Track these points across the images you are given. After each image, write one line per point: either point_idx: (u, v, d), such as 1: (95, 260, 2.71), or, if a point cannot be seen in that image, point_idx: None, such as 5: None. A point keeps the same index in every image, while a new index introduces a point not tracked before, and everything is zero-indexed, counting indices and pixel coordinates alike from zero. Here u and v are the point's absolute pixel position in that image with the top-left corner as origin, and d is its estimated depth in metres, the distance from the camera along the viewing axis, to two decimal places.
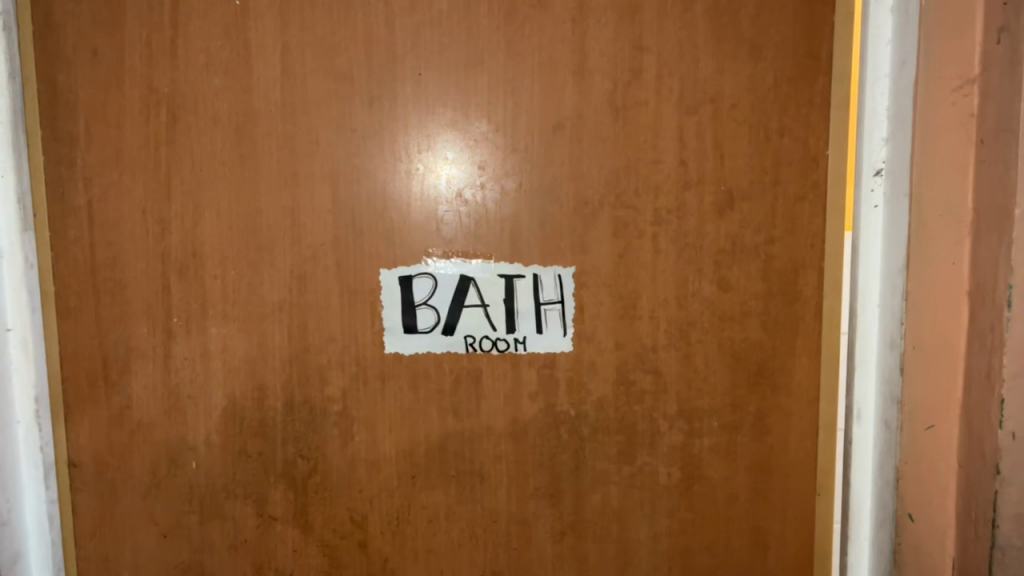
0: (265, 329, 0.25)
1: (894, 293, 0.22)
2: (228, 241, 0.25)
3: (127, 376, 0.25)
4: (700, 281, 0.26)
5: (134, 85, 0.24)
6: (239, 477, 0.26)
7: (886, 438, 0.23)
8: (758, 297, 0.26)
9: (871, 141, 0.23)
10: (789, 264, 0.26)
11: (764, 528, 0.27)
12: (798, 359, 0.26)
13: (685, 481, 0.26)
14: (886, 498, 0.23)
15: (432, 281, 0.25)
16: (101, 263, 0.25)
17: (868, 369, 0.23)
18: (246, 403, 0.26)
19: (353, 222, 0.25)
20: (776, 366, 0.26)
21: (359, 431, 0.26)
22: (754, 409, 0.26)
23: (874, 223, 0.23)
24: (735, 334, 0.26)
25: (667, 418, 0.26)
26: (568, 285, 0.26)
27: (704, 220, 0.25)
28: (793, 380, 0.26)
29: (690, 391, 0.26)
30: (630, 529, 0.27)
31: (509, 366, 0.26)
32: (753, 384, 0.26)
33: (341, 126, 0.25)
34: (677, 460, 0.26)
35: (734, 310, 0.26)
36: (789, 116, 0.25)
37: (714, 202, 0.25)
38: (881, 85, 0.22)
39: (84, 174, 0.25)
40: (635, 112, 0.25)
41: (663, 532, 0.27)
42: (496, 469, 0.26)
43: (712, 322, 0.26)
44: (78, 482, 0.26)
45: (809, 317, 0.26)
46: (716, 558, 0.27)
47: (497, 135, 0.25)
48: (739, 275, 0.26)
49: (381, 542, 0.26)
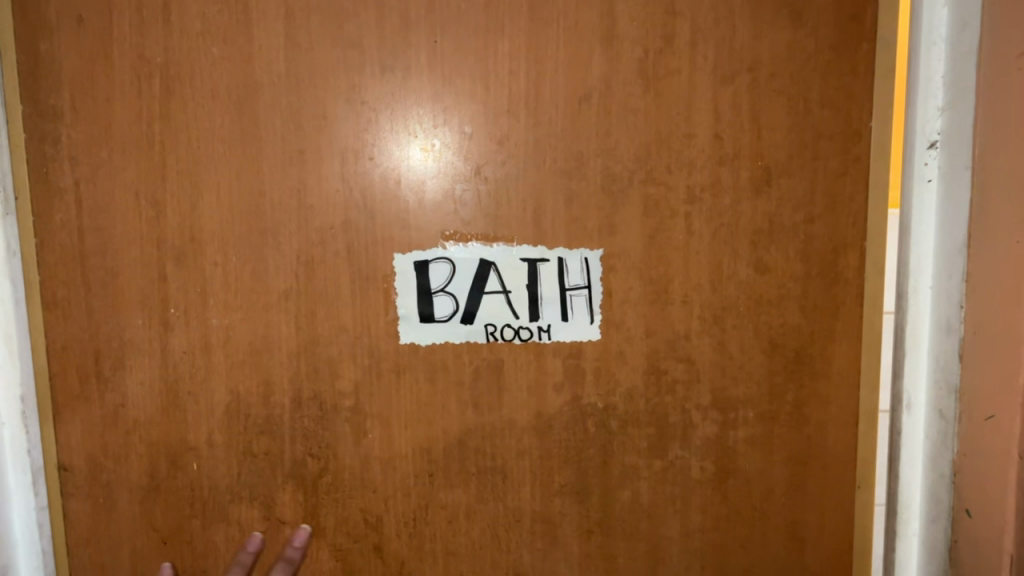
0: (270, 319, 0.23)
1: (953, 276, 0.19)
2: (229, 224, 0.23)
3: (121, 372, 0.23)
4: (736, 263, 0.24)
5: (123, 55, 0.22)
6: (244, 479, 0.24)
7: (941, 444, 0.20)
8: (798, 279, 0.24)
9: (925, 106, 0.20)
10: (829, 244, 0.24)
11: (802, 522, 0.25)
12: (838, 344, 0.25)
13: (719, 474, 0.25)
14: (938, 508, 0.20)
15: (450, 267, 0.24)
16: (91, 250, 0.23)
17: (919, 365, 0.21)
18: (251, 399, 0.24)
19: (364, 204, 0.23)
20: (815, 351, 0.25)
21: (372, 428, 0.24)
22: (792, 398, 0.25)
23: (928, 200, 0.20)
24: (772, 319, 0.24)
25: (700, 408, 0.25)
26: (596, 269, 0.24)
27: (740, 197, 0.24)
28: (834, 367, 0.25)
29: (725, 379, 0.25)
30: (662, 526, 0.25)
31: (533, 355, 0.24)
32: (791, 371, 0.25)
33: (349, 98, 0.23)
34: (711, 452, 0.25)
35: (772, 293, 0.24)
36: (831, 85, 0.23)
37: (751, 177, 0.24)
38: (936, 44, 0.19)
39: (69, 153, 0.22)
40: (667, 81, 0.23)
41: (696, 528, 0.25)
42: (519, 466, 0.25)
43: (748, 306, 0.24)
44: (69, 487, 0.24)
45: (851, 299, 0.24)
46: (753, 556, 0.25)
47: (519, 108, 0.23)
48: (777, 256, 0.24)
49: (398, 544, 0.25)
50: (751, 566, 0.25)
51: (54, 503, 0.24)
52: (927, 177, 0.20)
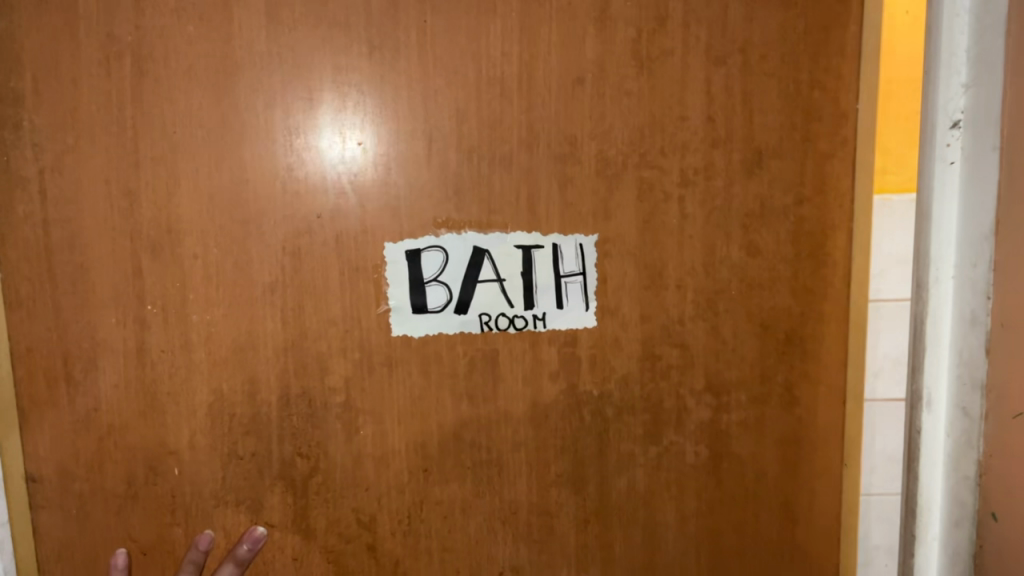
0: (254, 313, 0.22)
1: (978, 264, 0.18)
2: (208, 216, 0.22)
3: (92, 375, 0.22)
4: (728, 246, 0.24)
5: (91, 34, 0.21)
6: (229, 484, 0.23)
7: (964, 445, 0.19)
8: (787, 262, 0.24)
9: (947, 82, 0.18)
10: (818, 228, 0.24)
11: (793, 504, 0.25)
12: (826, 325, 0.24)
13: (712, 458, 0.25)
14: (960, 511, 0.19)
15: (442, 255, 0.23)
16: (57, 243, 0.21)
17: (940, 362, 0.19)
18: (236, 400, 0.22)
19: (352, 191, 0.22)
20: (805, 333, 0.25)
21: (365, 425, 0.23)
22: (783, 378, 0.25)
23: (950, 185, 0.19)
24: (763, 301, 0.24)
25: (694, 393, 0.25)
26: (590, 255, 0.23)
27: (733, 179, 0.24)
28: (823, 348, 0.25)
29: (718, 363, 0.24)
30: (657, 513, 0.25)
31: (528, 344, 0.24)
32: (782, 353, 0.25)
33: (337, 82, 0.22)
34: (705, 436, 0.25)
35: (763, 276, 0.24)
36: (821, 66, 0.23)
37: (744, 159, 0.24)
38: (959, 20, 0.18)
39: (32, 138, 0.21)
40: (661, 63, 0.23)
41: (692, 513, 0.25)
42: (516, 457, 0.24)
43: (740, 291, 0.24)
44: (38, 498, 0.22)
45: (838, 281, 0.24)
46: (745, 538, 0.25)
47: (489, 94, 0.22)
48: (768, 238, 0.24)
49: (392, 543, 0.24)
50: (747, 547, 0.25)
51: (21, 515, 0.22)
52: (947, 159, 0.19)
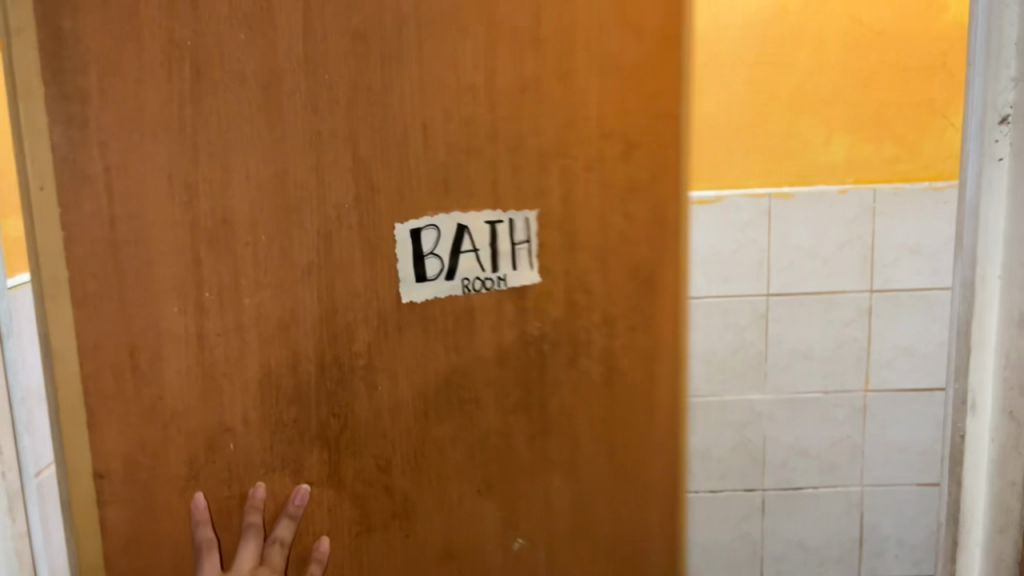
0: (296, 292, 0.25)
1: None
2: (261, 207, 0.24)
3: (157, 364, 0.25)
4: (612, 205, 0.27)
5: (155, 35, 0.23)
6: (276, 449, 0.26)
7: (1014, 451, 0.22)
8: (648, 214, 0.27)
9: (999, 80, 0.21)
10: (640, 178, 0.27)
11: (633, 419, 0.28)
12: (665, 267, 0.27)
13: (601, 378, 0.28)
14: (1006, 516, 0.23)
15: (437, 232, 0.26)
16: (122, 240, 0.24)
17: (984, 368, 0.23)
18: (281, 370, 0.25)
19: (389, 175, 0.25)
20: (651, 273, 0.27)
21: (382, 381, 0.26)
22: (625, 314, 0.28)
23: (995, 228, 0.22)
24: (622, 247, 0.27)
25: (594, 329, 0.27)
26: (532, 222, 0.26)
27: (619, 149, 0.26)
28: (659, 282, 0.27)
29: (615, 305, 0.27)
30: (573, 426, 0.28)
31: (492, 301, 0.27)
32: (638, 291, 0.27)
33: (378, 75, 0.24)
34: (599, 360, 0.28)
35: (616, 230, 0.27)
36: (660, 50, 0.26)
37: (628, 132, 0.26)
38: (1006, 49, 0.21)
39: (96, 137, 0.23)
40: (631, 67, 0.26)
41: (583, 429, 0.28)
42: (487, 392, 0.27)
43: (611, 241, 0.27)
44: (104, 492, 0.25)
45: (670, 231, 0.27)
46: (602, 450, 0.28)
47: (479, 91, 0.25)
48: (642, 192, 0.27)
49: (401, 481, 0.27)
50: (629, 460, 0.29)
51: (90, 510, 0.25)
52: (996, 157, 0.21)
